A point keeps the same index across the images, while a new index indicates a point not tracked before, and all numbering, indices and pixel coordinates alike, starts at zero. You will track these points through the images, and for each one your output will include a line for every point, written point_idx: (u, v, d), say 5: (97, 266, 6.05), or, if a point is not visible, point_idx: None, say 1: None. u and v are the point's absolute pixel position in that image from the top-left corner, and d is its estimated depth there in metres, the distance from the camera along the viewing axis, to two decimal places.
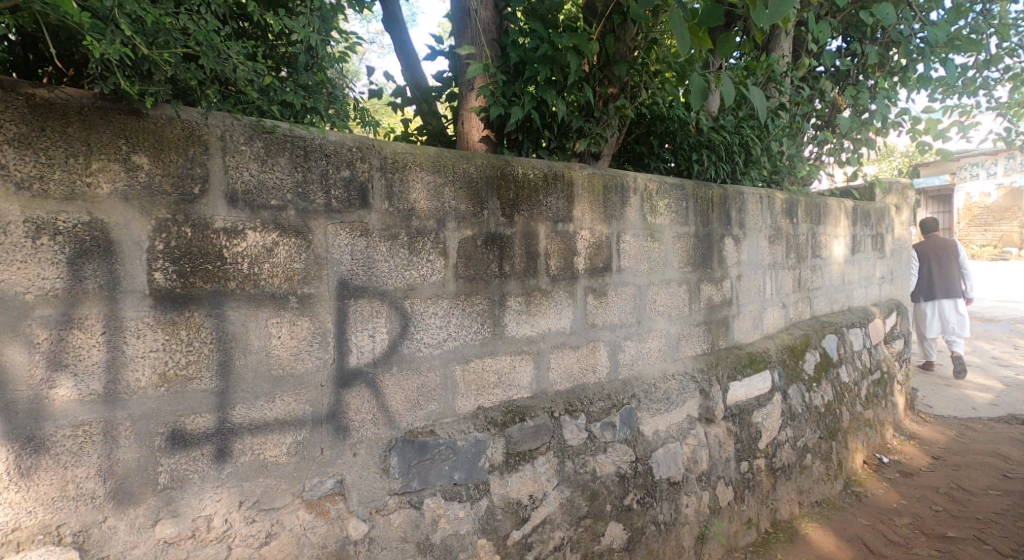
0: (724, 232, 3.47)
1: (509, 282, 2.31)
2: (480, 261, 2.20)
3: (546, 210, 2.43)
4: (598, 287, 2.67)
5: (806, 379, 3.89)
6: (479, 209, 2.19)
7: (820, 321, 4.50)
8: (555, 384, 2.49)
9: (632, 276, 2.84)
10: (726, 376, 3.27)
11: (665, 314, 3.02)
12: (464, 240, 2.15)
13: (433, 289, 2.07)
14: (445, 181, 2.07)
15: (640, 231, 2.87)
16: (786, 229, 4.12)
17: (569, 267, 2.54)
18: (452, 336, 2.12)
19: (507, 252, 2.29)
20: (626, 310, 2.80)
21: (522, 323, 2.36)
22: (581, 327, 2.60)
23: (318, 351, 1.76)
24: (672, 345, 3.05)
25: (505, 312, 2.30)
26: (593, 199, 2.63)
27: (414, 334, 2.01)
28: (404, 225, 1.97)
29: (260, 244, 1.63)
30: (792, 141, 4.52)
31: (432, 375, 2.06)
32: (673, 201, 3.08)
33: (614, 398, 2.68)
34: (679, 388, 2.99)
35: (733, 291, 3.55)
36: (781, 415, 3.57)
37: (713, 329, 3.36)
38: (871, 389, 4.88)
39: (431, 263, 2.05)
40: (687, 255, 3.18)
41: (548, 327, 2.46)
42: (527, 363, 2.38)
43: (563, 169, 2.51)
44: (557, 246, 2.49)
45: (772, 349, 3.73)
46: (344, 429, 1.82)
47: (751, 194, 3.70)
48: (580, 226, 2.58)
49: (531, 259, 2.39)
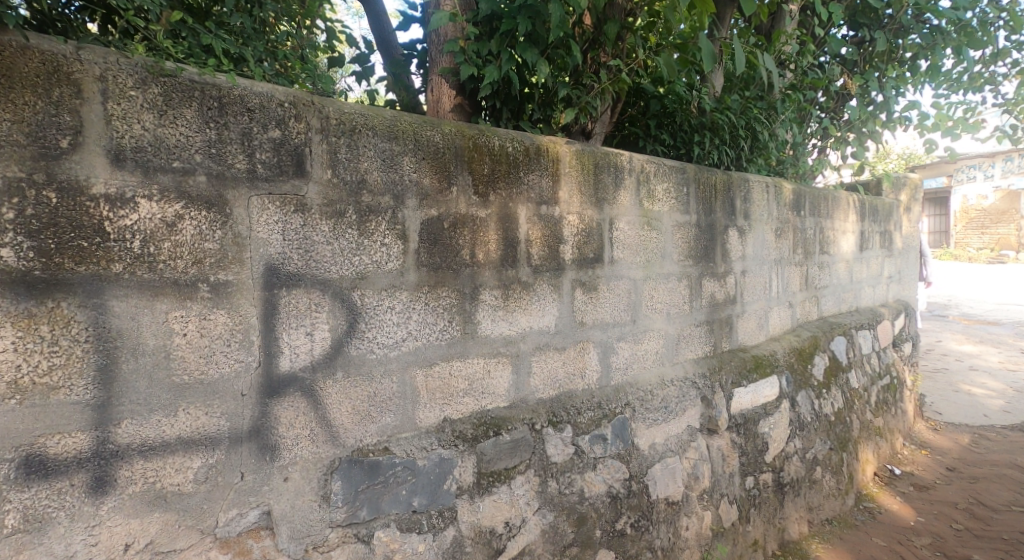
0: (728, 223, 3.15)
1: (483, 273, 1.98)
2: (447, 247, 1.88)
3: (527, 190, 2.11)
4: (588, 281, 2.34)
5: (815, 384, 3.57)
6: (447, 185, 1.86)
7: (828, 322, 4.19)
8: (537, 392, 2.15)
9: (627, 268, 2.51)
10: (730, 381, 2.95)
11: (663, 312, 2.69)
12: (428, 221, 1.82)
13: (390, 279, 1.73)
14: (404, 150, 1.74)
15: (635, 218, 2.55)
16: (793, 222, 3.81)
17: (555, 257, 2.22)
18: (413, 335, 1.79)
19: (480, 237, 1.97)
20: (619, 308, 2.48)
21: (499, 321, 2.03)
22: (568, 326, 2.27)
23: (238, 352, 1.43)
24: (671, 347, 2.73)
25: (478, 308, 1.97)
26: (582, 180, 2.31)
27: (366, 332, 1.68)
28: (353, 200, 1.63)
29: (158, 218, 1.30)
30: (798, 129, 4.21)
31: (387, 382, 1.73)
32: (672, 186, 2.76)
33: (605, 407, 2.36)
34: (679, 395, 2.66)
35: (737, 288, 3.23)
36: (789, 425, 3.25)
37: (716, 330, 3.03)
38: (881, 395, 4.57)
39: (387, 248, 1.72)
40: (689, 247, 2.86)
41: (529, 326, 2.13)
42: (504, 367, 2.05)
43: (547, 143, 2.19)
44: (540, 233, 2.16)
45: (779, 352, 3.41)
46: (271, 449, 1.48)
47: (757, 182, 3.38)
48: (567, 210, 2.26)
49: (510, 247, 2.06)
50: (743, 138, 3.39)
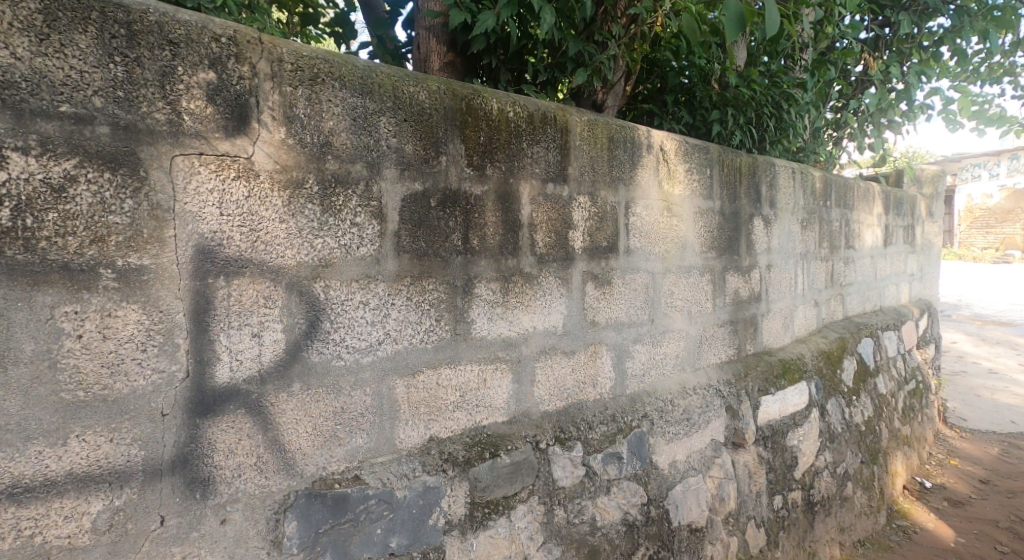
0: (754, 211, 2.83)
1: (478, 263, 1.65)
2: (434, 230, 1.55)
3: (530, 165, 1.78)
4: (601, 273, 2.02)
5: (845, 391, 3.25)
6: (433, 154, 1.53)
7: (854, 322, 3.87)
8: (542, 403, 1.83)
9: (645, 260, 2.19)
10: (757, 389, 2.63)
11: (684, 310, 2.37)
12: (411, 197, 1.49)
13: (363, 268, 1.41)
14: (380, 108, 1.41)
15: (654, 203, 2.23)
16: (820, 213, 3.49)
17: (563, 245, 1.89)
18: (392, 338, 1.47)
19: (474, 219, 1.64)
20: (636, 305, 2.15)
21: (497, 320, 1.71)
22: (579, 326, 1.95)
23: (156, 359, 1.10)
24: (693, 350, 2.40)
25: (471, 304, 1.64)
26: (593, 155, 1.98)
27: (330, 333, 1.35)
28: (314, 167, 1.31)
29: (39, 180, 0.97)
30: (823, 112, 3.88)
31: (358, 393, 1.40)
32: (695, 167, 2.43)
33: (620, 421, 2.03)
34: (703, 405, 2.34)
35: (762, 283, 2.91)
36: (819, 436, 2.93)
37: (740, 331, 2.71)
38: (908, 401, 4.26)
39: (358, 229, 1.40)
40: (712, 237, 2.53)
41: (533, 325, 1.80)
42: (503, 375, 1.72)
43: (555, 110, 1.86)
44: (545, 216, 1.84)
45: (806, 355, 3.09)
46: (204, 483, 1.15)
47: (783, 167, 3.06)
48: (577, 191, 1.94)
49: (510, 231, 1.73)
50: (769, 118, 3.06)
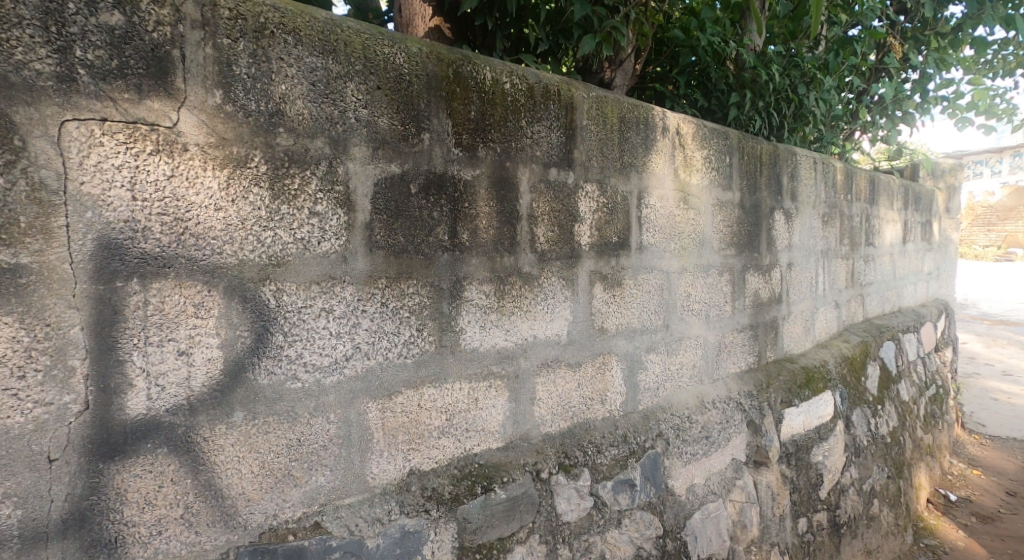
0: (775, 205, 2.58)
1: (468, 262, 1.40)
2: (415, 222, 1.29)
3: (530, 146, 1.53)
4: (610, 274, 1.77)
5: (870, 400, 3.01)
6: (414, 130, 1.28)
7: (874, 324, 3.63)
8: (544, 424, 1.58)
9: (659, 258, 1.94)
10: (780, 400, 2.38)
11: (700, 314, 2.13)
12: (386, 181, 1.24)
13: (326, 268, 1.15)
14: (346, 71, 1.15)
15: (669, 193, 1.98)
16: (841, 206, 3.25)
17: (568, 241, 1.64)
18: (362, 352, 1.21)
19: (463, 209, 1.38)
20: (649, 309, 1.90)
21: (491, 329, 1.46)
22: (586, 335, 1.70)
23: (39, 388, 0.84)
24: (710, 358, 2.16)
25: (460, 311, 1.39)
26: (602, 137, 1.73)
27: (283, 348, 1.09)
28: (262, 141, 1.05)
29: None
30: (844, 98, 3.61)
31: (319, 421, 1.14)
32: (713, 154, 2.18)
33: (632, 442, 1.78)
34: (722, 420, 2.09)
35: (783, 284, 2.67)
36: (843, 450, 2.69)
37: (761, 337, 2.47)
38: (928, 408, 4.02)
39: (320, 220, 1.14)
40: (730, 232, 2.29)
41: (533, 335, 1.55)
42: (498, 394, 1.47)
43: (558, 83, 1.60)
44: (548, 207, 1.58)
45: (830, 362, 2.85)
46: (110, 546, 0.90)
47: (804, 157, 2.82)
48: (584, 178, 1.68)
49: (505, 224, 1.48)
50: (790, 103, 2.79)
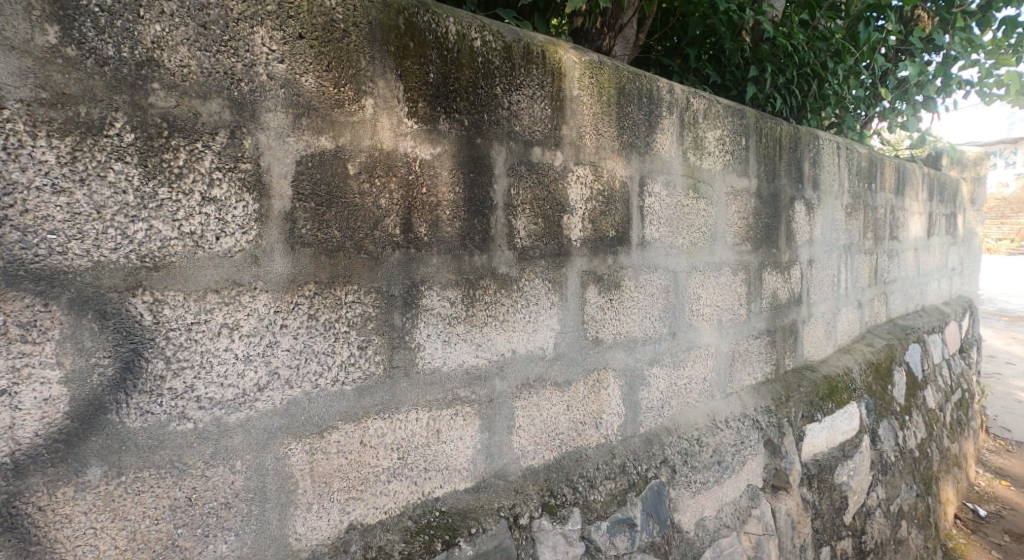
0: (795, 194, 2.30)
1: (427, 262, 1.13)
2: (355, 212, 1.02)
3: (507, 120, 1.25)
4: (606, 274, 1.50)
5: (897, 410, 2.73)
6: (352, 94, 1.00)
7: (897, 325, 3.35)
8: (526, 458, 1.31)
9: (664, 256, 1.66)
10: (801, 415, 2.11)
11: (711, 320, 1.85)
12: (315, 159, 0.96)
13: (228, 271, 0.88)
14: (252, 11, 0.87)
15: (676, 180, 1.70)
16: (864, 197, 2.97)
17: (554, 236, 1.37)
18: (282, 380, 0.94)
19: (420, 196, 1.11)
20: (652, 316, 1.63)
21: (457, 344, 1.18)
22: (576, 348, 1.43)
23: None
24: (723, 370, 1.89)
25: (416, 323, 1.12)
26: (597, 111, 1.44)
27: (165, 379, 0.82)
28: (125, 100, 0.78)
29: None
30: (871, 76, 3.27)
31: (219, 472, 0.88)
32: (728, 136, 1.90)
33: (632, 473, 1.51)
34: (737, 442, 1.82)
35: (803, 283, 2.39)
36: (869, 469, 2.42)
37: (779, 343, 2.20)
38: (954, 415, 3.75)
39: (218, 209, 0.86)
40: (746, 225, 2.01)
41: (511, 349, 1.28)
42: (467, 423, 1.20)
43: (543, 44, 1.31)
44: (530, 194, 1.31)
45: (854, 369, 2.57)
46: None
47: (826, 141, 2.53)
48: (575, 160, 1.40)
49: (476, 215, 1.21)
50: (812, 80, 2.49)
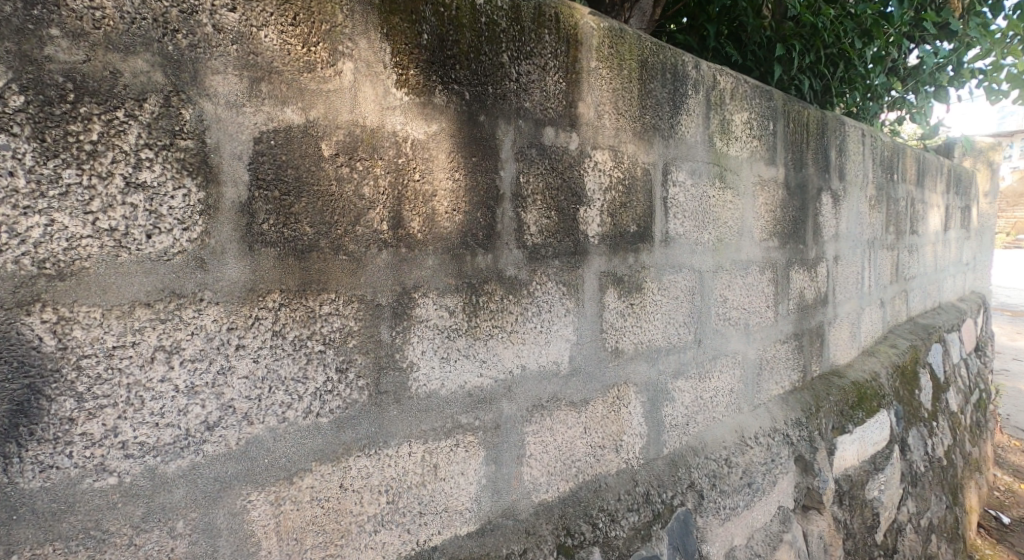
0: (822, 184, 2.11)
1: (420, 265, 0.94)
2: (332, 204, 0.82)
3: (516, 94, 1.05)
4: (628, 276, 1.31)
5: (925, 417, 2.55)
6: (325, 55, 0.80)
7: (918, 324, 3.18)
8: (538, 492, 1.13)
9: (689, 254, 1.48)
10: (830, 427, 1.94)
11: (738, 324, 1.67)
12: (279, 136, 0.76)
13: (162, 280, 0.68)
14: None
15: (702, 168, 1.51)
16: (887, 189, 2.79)
17: (570, 232, 1.18)
18: (239, 415, 0.75)
19: (412, 184, 0.92)
20: (676, 321, 1.45)
21: (457, 361, 0.99)
22: (594, 361, 1.24)
23: None
24: (750, 379, 1.71)
25: (408, 339, 0.93)
26: (618, 87, 1.25)
27: (75, 422, 0.64)
28: (12, 51, 0.60)
29: None
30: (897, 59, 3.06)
31: (154, 538, 0.69)
32: (755, 119, 1.71)
33: (656, 503, 1.33)
34: (767, 460, 1.64)
35: (829, 281, 2.21)
36: (900, 482, 2.24)
37: (806, 348, 2.02)
38: (974, 417, 3.58)
39: (148, 198, 0.67)
40: (774, 219, 1.82)
41: (520, 366, 1.10)
42: (470, 455, 1.01)
43: (557, 5, 1.11)
44: (542, 182, 1.11)
45: (881, 373, 2.39)
46: None
47: (852, 128, 2.34)
48: (593, 143, 1.21)
49: (479, 208, 1.01)
50: (838, 62, 2.31)
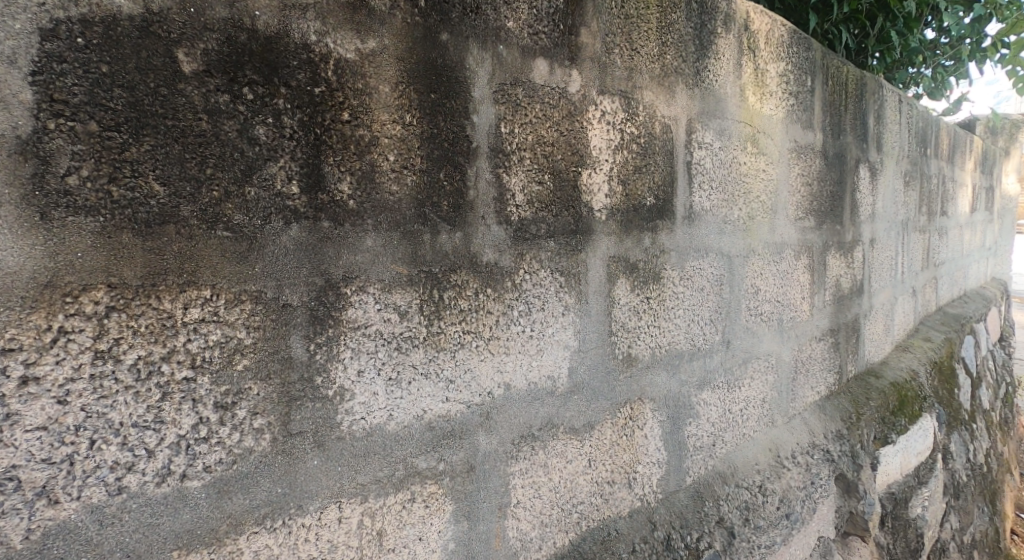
0: (860, 155, 1.82)
1: (353, 247, 0.65)
2: (201, 152, 0.53)
3: (494, 8, 0.76)
4: (644, 263, 1.02)
5: (964, 419, 2.29)
6: None
7: (948, 314, 2.91)
8: (529, 551, 0.85)
9: (716, 235, 1.19)
10: (872, 438, 1.66)
11: (771, 321, 1.39)
12: (91, 34, 0.47)
13: None
14: None
15: (732, 128, 1.22)
16: (921, 164, 2.50)
17: (568, 204, 0.89)
18: (30, 491, 0.46)
19: (339, 126, 0.62)
20: (702, 319, 1.16)
21: (411, 384, 0.71)
22: (601, 374, 0.96)
23: None
24: (784, 385, 1.43)
25: (336, 355, 0.64)
26: (630, 14, 0.96)
27: None
28: None
29: None
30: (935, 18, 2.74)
31: None
32: (792, 72, 1.41)
33: (680, 549, 1.05)
34: (806, 484, 1.37)
35: (865, 267, 1.93)
36: (942, 495, 1.98)
37: (842, 345, 1.74)
38: (1003, 414, 3.32)
39: None
40: (811, 195, 1.53)
41: (502, 385, 0.82)
42: (432, 512, 0.73)
43: None
44: (530, 136, 0.82)
45: (920, 372, 2.12)
46: None
47: (890, 92, 2.05)
48: (598, 88, 0.92)
49: (441, 167, 0.72)
50: (878, 14, 2.00)
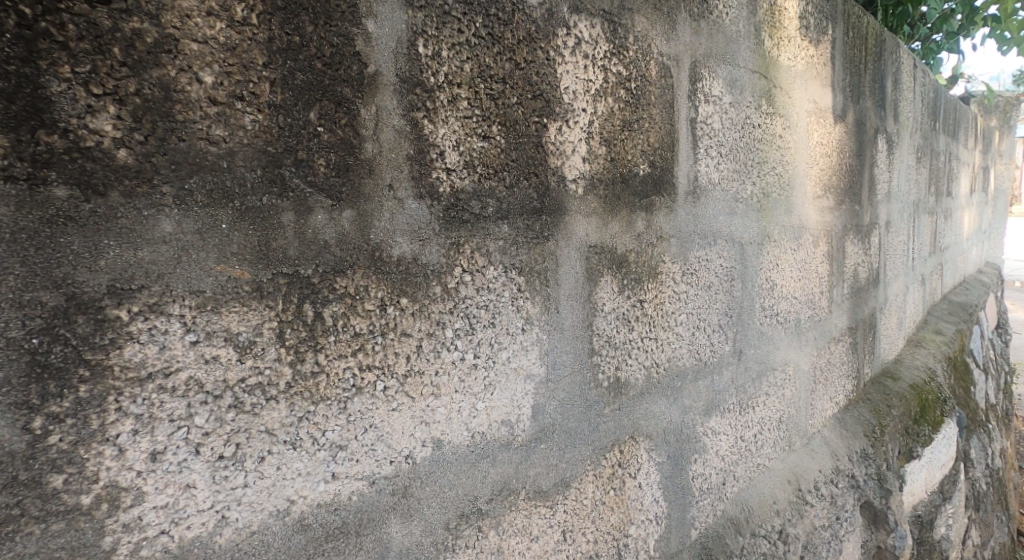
0: (878, 123, 1.56)
1: (128, 235, 0.36)
2: None
3: None
4: (635, 254, 0.74)
5: (980, 421, 2.07)
6: None
7: (954, 304, 2.69)
8: None
9: (725, 216, 0.92)
10: (897, 454, 1.42)
11: (788, 323, 1.12)
12: None
13: None
14: None
15: (745, 78, 0.94)
16: (932, 138, 2.26)
17: (529, 171, 0.60)
18: None
19: (78, 10, 0.34)
20: (710, 325, 0.89)
21: (265, 464, 0.43)
22: (578, 411, 0.68)
23: None
24: (802, 400, 1.18)
25: (97, 433, 0.35)
26: None
27: None
28: None
29: None
30: None
31: None
32: (811, 14, 1.14)
33: None
34: (831, 520, 1.12)
35: (881, 254, 1.68)
36: (963, 511, 1.75)
37: (860, 344, 1.49)
38: (1007, 408, 3.13)
39: None
40: (830, 167, 1.27)
41: (430, 444, 0.54)
42: None
43: None
44: (466, 61, 0.54)
45: (937, 371, 1.89)
46: None
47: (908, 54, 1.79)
48: (570, 2, 0.63)
49: (311, 103, 0.44)
50: None
